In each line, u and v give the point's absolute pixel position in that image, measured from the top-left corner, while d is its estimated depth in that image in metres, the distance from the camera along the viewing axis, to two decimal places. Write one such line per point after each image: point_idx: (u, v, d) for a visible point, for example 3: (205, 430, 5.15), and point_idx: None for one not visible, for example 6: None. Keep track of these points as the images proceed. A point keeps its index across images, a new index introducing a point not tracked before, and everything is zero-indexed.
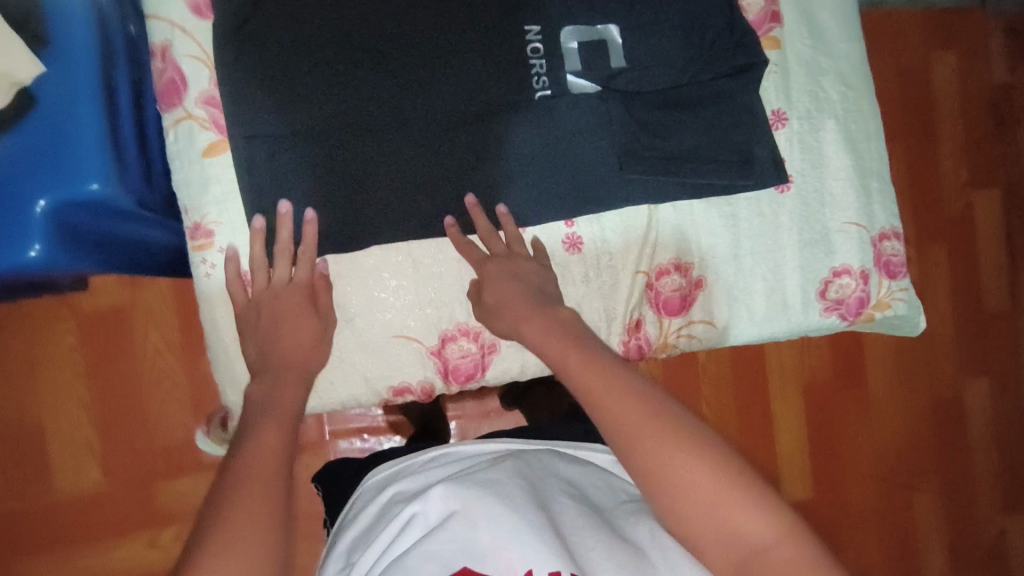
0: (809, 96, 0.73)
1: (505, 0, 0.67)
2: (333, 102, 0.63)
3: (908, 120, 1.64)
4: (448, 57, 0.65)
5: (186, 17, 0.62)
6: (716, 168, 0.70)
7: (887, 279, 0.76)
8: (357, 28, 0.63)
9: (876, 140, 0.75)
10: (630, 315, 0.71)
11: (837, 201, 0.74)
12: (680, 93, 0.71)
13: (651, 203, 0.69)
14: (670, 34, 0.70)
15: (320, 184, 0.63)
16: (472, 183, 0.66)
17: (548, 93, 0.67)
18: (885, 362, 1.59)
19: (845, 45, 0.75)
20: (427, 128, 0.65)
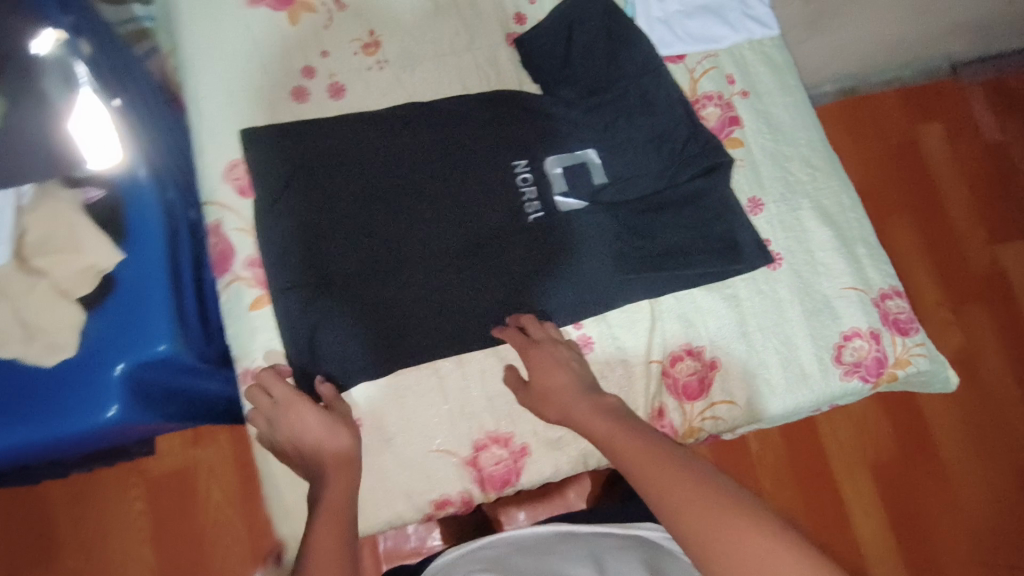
0: (780, 182, 0.82)
1: (496, 143, 0.78)
2: (358, 249, 0.73)
3: (908, 191, 1.73)
4: (452, 201, 0.76)
5: (234, 198, 0.74)
6: (704, 258, 0.77)
7: (900, 336, 0.77)
8: (373, 186, 0.75)
9: (852, 210, 0.82)
10: (652, 403, 0.75)
11: (830, 270, 0.79)
12: (660, 196, 0.79)
13: (647, 296, 0.76)
14: (643, 149, 0.80)
15: (353, 320, 0.72)
16: (485, 300, 0.74)
17: (542, 214, 0.76)
18: (953, 429, 1.52)
19: (804, 134, 0.84)
20: (441, 259, 0.74)
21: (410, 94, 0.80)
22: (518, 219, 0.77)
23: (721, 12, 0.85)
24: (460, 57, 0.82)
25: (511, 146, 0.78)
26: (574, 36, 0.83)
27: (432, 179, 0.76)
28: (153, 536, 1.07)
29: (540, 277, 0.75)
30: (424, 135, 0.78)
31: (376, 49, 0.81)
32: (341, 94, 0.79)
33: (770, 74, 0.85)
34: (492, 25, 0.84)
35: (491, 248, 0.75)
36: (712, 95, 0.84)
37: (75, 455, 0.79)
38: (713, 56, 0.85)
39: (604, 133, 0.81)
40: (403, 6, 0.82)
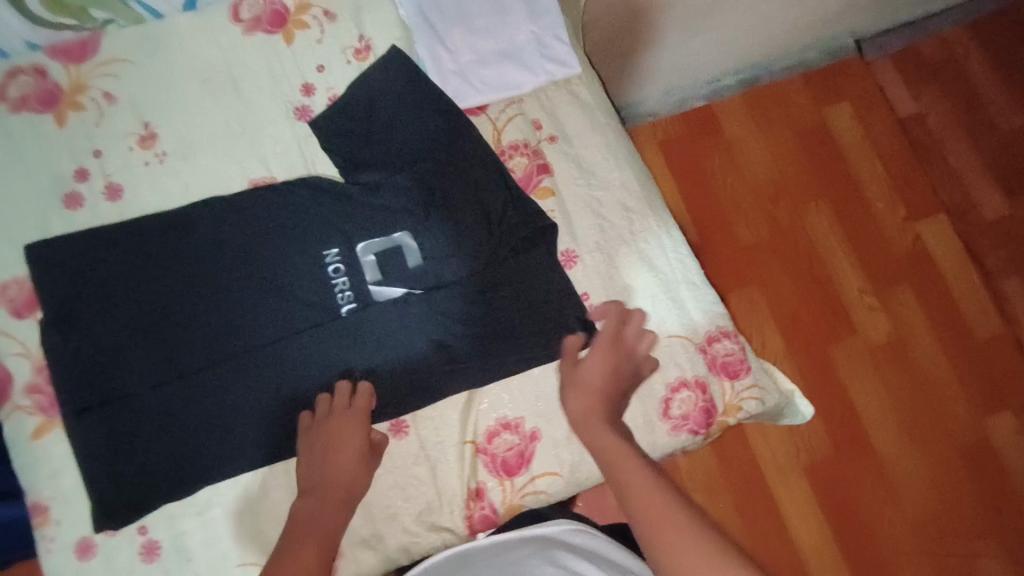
0: (595, 230, 0.78)
1: (303, 234, 0.75)
2: (155, 362, 0.70)
3: (823, 175, 1.61)
4: (258, 298, 0.73)
5: (6, 321, 0.71)
6: (523, 340, 0.74)
7: (729, 381, 0.74)
8: (170, 290, 0.72)
9: (675, 250, 0.78)
10: (469, 485, 0.71)
11: (652, 319, 0.75)
12: (483, 275, 0.76)
13: (467, 386, 0.72)
14: (454, 226, 0.76)
15: (154, 438, 0.68)
16: (298, 403, 0.70)
17: (355, 306, 0.74)
18: (891, 421, 1.44)
19: (618, 174, 0.80)
20: (244, 362, 0.70)
21: (193, 186, 0.76)
22: (332, 312, 0.73)
23: (518, 56, 0.81)
24: (246, 138, 0.78)
25: (319, 237, 0.75)
26: (369, 106, 0.79)
27: (229, 279, 0.73)
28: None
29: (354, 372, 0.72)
30: (217, 232, 0.74)
31: (153, 141, 0.77)
32: (117, 195, 0.75)
33: (579, 114, 0.81)
34: (276, 98, 0.79)
35: (295, 345, 0.72)
36: (518, 144, 0.80)
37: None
38: (516, 103, 0.82)
39: (412, 205, 0.76)
40: (181, 90, 0.78)
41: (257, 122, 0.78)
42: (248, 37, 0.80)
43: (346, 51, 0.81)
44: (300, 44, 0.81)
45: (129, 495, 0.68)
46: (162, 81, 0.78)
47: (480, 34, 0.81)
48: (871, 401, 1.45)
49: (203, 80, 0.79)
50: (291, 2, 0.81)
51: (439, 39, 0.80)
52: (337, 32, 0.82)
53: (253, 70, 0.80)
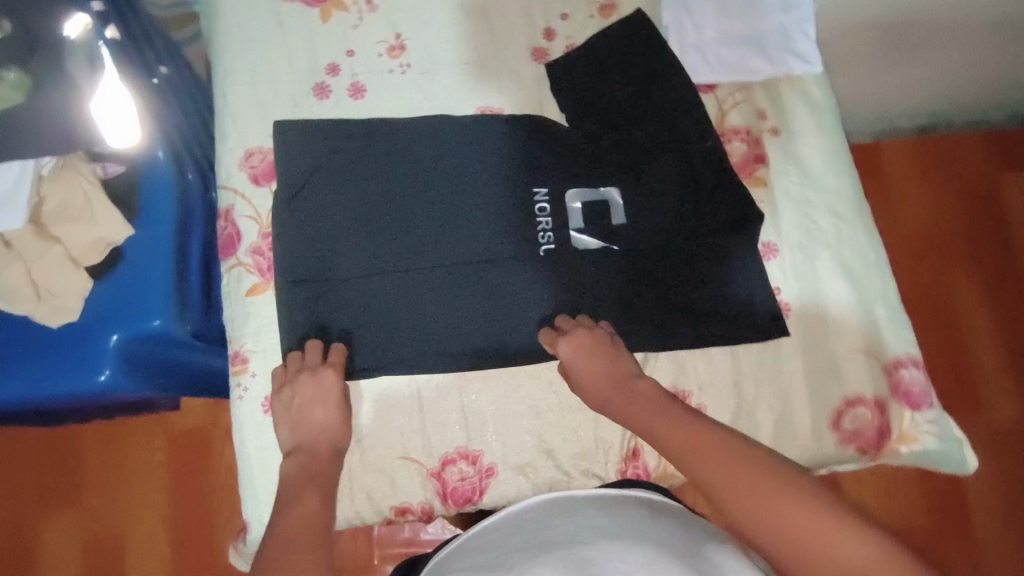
0: (799, 229, 0.77)
1: (519, 165, 0.77)
2: (367, 254, 0.74)
3: (983, 243, 1.57)
4: (467, 216, 0.75)
5: (246, 185, 0.76)
6: (706, 321, 0.73)
7: (909, 410, 0.72)
8: (391, 191, 0.75)
9: (877, 268, 0.76)
10: (627, 443, 0.73)
11: (842, 329, 0.74)
12: (680, 247, 0.75)
13: (649, 350, 0.73)
14: (665, 195, 0.76)
15: (353, 323, 0.72)
16: (486, 324, 0.73)
17: (554, 247, 0.75)
18: (998, 504, 1.40)
19: (833, 180, 0.79)
20: (446, 274, 0.74)
21: (428, 101, 0.81)
22: (532, 250, 0.75)
23: (760, 43, 0.81)
24: (484, 67, 0.81)
25: (532, 173, 0.76)
26: (606, 60, 0.80)
27: (445, 197, 0.76)
28: (171, 486, 1.11)
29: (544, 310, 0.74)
30: (443, 150, 0.77)
31: (400, 53, 0.82)
32: (360, 94, 0.80)
33: (807, 114, 0.81)
34: (518, 35, 0.82)
35: (496, 272, 0.74)
36: (739, 129, 0.80)
37: (68, 411, 0.82)
38: (746, 88, 0.82)
39: (629, 164, 0.77)
40: (434, 11, 0.83)
41: (497, 53, 0.82)
42: None
43: (592, 5, 0.84)
44: None
45: None
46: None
47: (729, 14, 0.81)
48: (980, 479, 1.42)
49: (455, 5, 0.83)
50: None
51: (686, 9, 0.81)
52: None
53: (503, 4, 0.83)
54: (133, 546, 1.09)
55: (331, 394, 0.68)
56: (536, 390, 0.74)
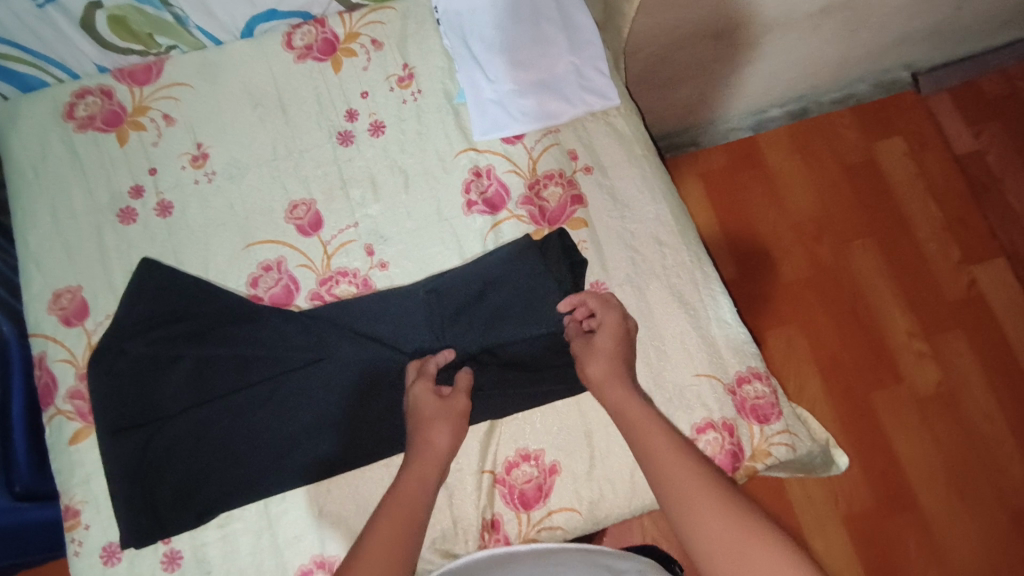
0: (627, 264, 0.77)
1: (339, 257, 0.78)
2: (189, 382, 0.73)
3: (873, 212, 1.55)
4: (287, 318, 0.73)
5: (58, 328, 0.74)
6: (542, 378, 0.72)
7: (757, 425, 0.71)
8: (206, 313, 0.74)
9: (706, 287, 0.76)
10: (484, 517, 0.70)
11: (679, 359, 0.74)
12: (506, 306, 0.74)
13: (489, 417, 0.72)
14: (485, 259, 0.75)
15: (185, 456, 0.71)
16: (324, 428, 0.72)
17: (380, 333, 0.74)
18: (936, 465, 1.36)
19: (652, 208, 0.79)
20: (275, 385, 0.72)
21: (238, 205, 0.79)
22: (358, 338, 0.73)
23: (557, 86, 0.81)
24: (288, 158, 0.81)
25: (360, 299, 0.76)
26: (412, 135, 0.82)
27: (269, 306, 0.74)
28: None
29: (377, 399, 0.72)
30: (261, 259, 0.78)
31: (204, 161, 0.81)
32: (168, 212, 0.79)
33: (617, 148, 0.81)
34: (319, 121, 0.82)
35: (321, 372, 0.73)
36: (553, 174, 0.80)
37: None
38: (553, 132, 0.82)
39: (448, 235, 0.78)
40: (231, 110, 0.82)
41: (301, 144, 0.81)
42: (299, 64, 0.84)
43: (390, 78, 0.84)
44: (347, 71, 0.84)
45: (154, 512, 0.69)
46: (219, 105, 0.82)
47: (520, 64, 0.81)
48: (917, 452, 1.38)
49: (254, 105, 0.83)
50: (341, 32, 0.85)
51: (479, 68, 0.81)
52: (382, 59, 0.84)
53: (301, 96, 0.83)
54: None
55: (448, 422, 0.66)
56: (383, 479, 0.71)
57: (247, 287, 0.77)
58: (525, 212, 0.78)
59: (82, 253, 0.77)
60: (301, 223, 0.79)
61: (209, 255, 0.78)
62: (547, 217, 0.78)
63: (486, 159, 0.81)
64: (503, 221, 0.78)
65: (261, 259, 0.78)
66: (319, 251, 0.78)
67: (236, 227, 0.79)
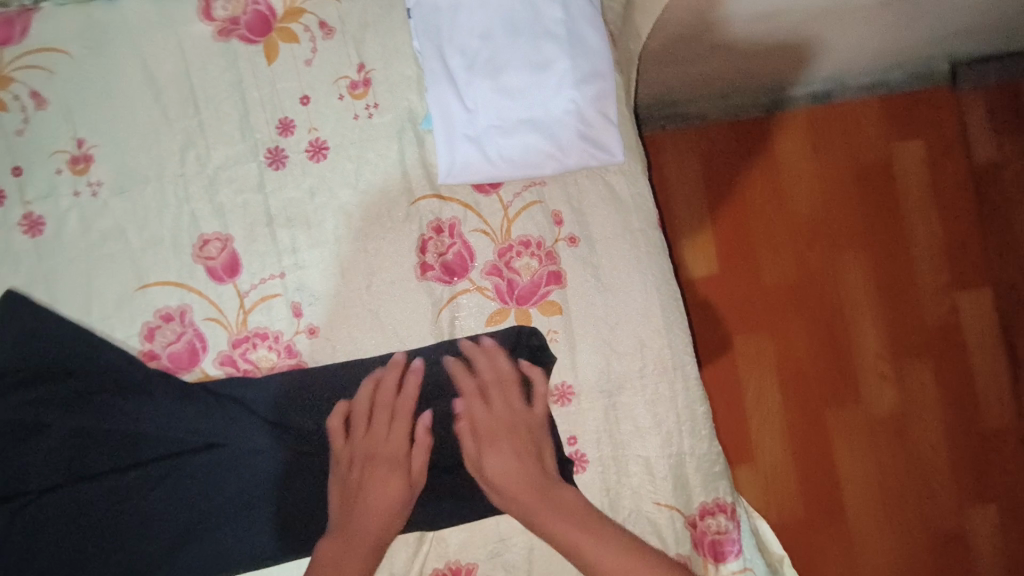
0: (601, 364, 0.65)
1: (259, 316, 0.63)
2: (60, 455, 0.61)
3: (868, 222, 1.27)
4: (189, 395, 0.62)
5: None
6: (483, 490, 0.63)
7: (713, 563, 0.65)
8: (86, 373, 0.61)
9: (688, 402, 0.66)
10: None
11: (643, 482, 0.65)
12: (451, 403, 0.63)
13: (420, 529, 0.63)
14: (435, 346, 0.64)
15: (49, 544, 0.60)
16: (222, 523, 0.62)
17: (300, 418, 0.63)
18: (875, 518, 1.21)
19: (642, 296, 0.66)
20: (169, 470, 0.62)
21: (129, 231, 0.63)
22: (274, 423, 0.63)
23: (549, 126, 0.64)
24: (199, 172, 0.64)
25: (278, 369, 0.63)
26: (360, 162, 0.65)
27: (163, 374, 0.62)
28: None
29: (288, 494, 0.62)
30: (159, 306, 0.63)
31: (86, 165, 0.62)
32: (38, 230, 0.62)
33: (612, 216, 0.66)
34: (244, 128, 0.64)
35: (225, 458, 0.63)
36: (530, 241, 0.65)
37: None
38: (537, 184, 0.66)
39: (394, 303, 0.64)
40: (126, 99, 0.63)
41: (218, 157, 0.64)
42: (219, 42, 0.65)
43: (340, 81, 0.65)
44: (283, 63, 0.65)
45: None
46: (109, 89, 0.63)
47: (507, 93, 0.64)
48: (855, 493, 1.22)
49: (157, 95, 0.64)
50: (280, 6, 0.65)
51: (455, 90, 0.64)
52: (332, 53, 0.65)
53: (222, 91, 0.65)
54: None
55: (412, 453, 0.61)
56: None
57: (143, 340, 0.62)
58: (491, 284, 0.65)
59: None
60: (212, 264, 0.63)
61: (92, 296, 0.62)
62: (515, 294, 0.65)
63: (450, 211, 0.65)
64: (462, 293, 0.65)
65: (159, 306, 0.63)
66: (234, 304, 0.63)
67: (125, 258, 0.62)
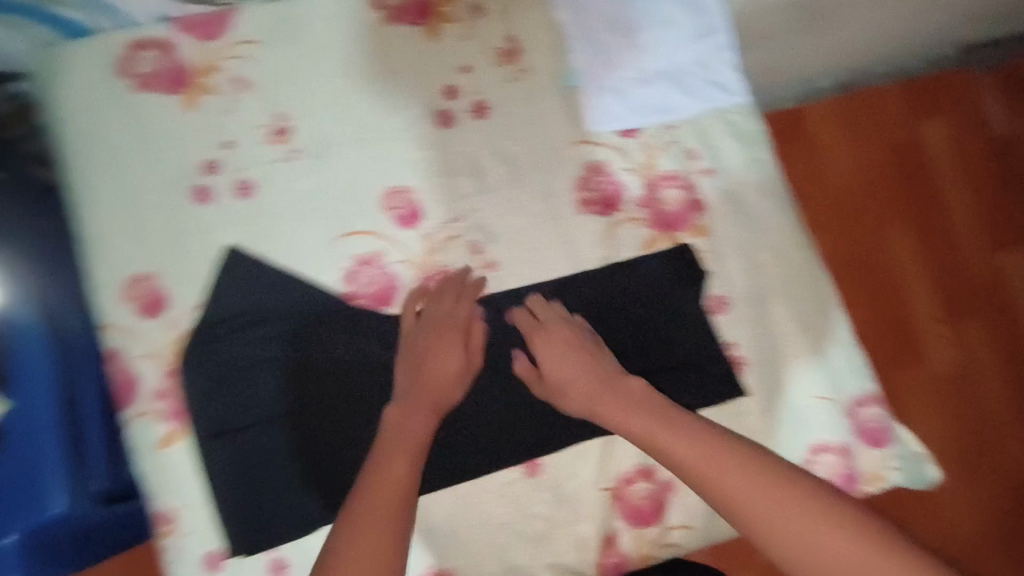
0: (747, 277, 0.73)
1: (446, 256, 0.72)
2: (284, 391, 0.69)
3: (902, 194, 1.31)
4: (393, 330, 0.71)
5: (136, 320, 0.68)
6: (657, 391, 0.70)
7: (872, 449, 0.72)
8: (306, 317, 0.70)
9: (827, 306, 0.74)
10: (603, 530, 0.70)
11: (798, 378, 0.72)
12: (621, 315, 0.71)
13: (604, 432, 0.70)
14: (599, 267, 0.72)
15: (281, 467, 0.68)
16: (430, 439, 0.69)
17: (493, 342, 0.70)
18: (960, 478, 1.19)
19: (776, 217, 0.75)
20: (377, 398, 0.69)
21: (328, 189, 0.71)
22: None
23: (681, 77, 0.74)
24: (381, 136, 0.72)
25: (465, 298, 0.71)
26: (520, 119, 0.74)
27: (372, 309, 0.71)
28: None
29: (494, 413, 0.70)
30: (357, 252, 0.71)
31: (286, 136, 0.71)
32: (250, 193, 0.71)
33: (740, 150, 0.75)
34: (418, 96, 0.73)
35: None
36: (672, 176, 0.75)
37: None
38: (672, 127, 0.75)
39: (560, 236, 0.73)
40: (314, 78, 0.72)
41: (397, 122, 0.73)
42: (392, 27, 0.74)
43: (496, 52, 0.75)
44: (446, 39, 0.74)
45: (254, 521, 0.67)
46: (298, 69, 0.72)
47: (644, 50, 0.73)
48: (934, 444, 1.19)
49: (339, 72, 0.73)
50: None
51: (598, 50, 0.73)
52: (487, 28, 0.75)
53: (397, 65, 0.73)
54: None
55: (571, 345, 0.65)
56: (496, 491, 0.70)
57: (343, 282, 0.71)
58: (642, 215, 0.74)
59: (155, 237, 0.69)
60: (399, 213, 0.72)
61: (300, 247, 0.71)
62: (664, 222, 0.74)
63: (600, 154, 0.74)
64: (618, 225, 0.74)
65: (357, 252, 0.71)
66: (420, 247, 0.71)
67: (325, 213, 0.71)
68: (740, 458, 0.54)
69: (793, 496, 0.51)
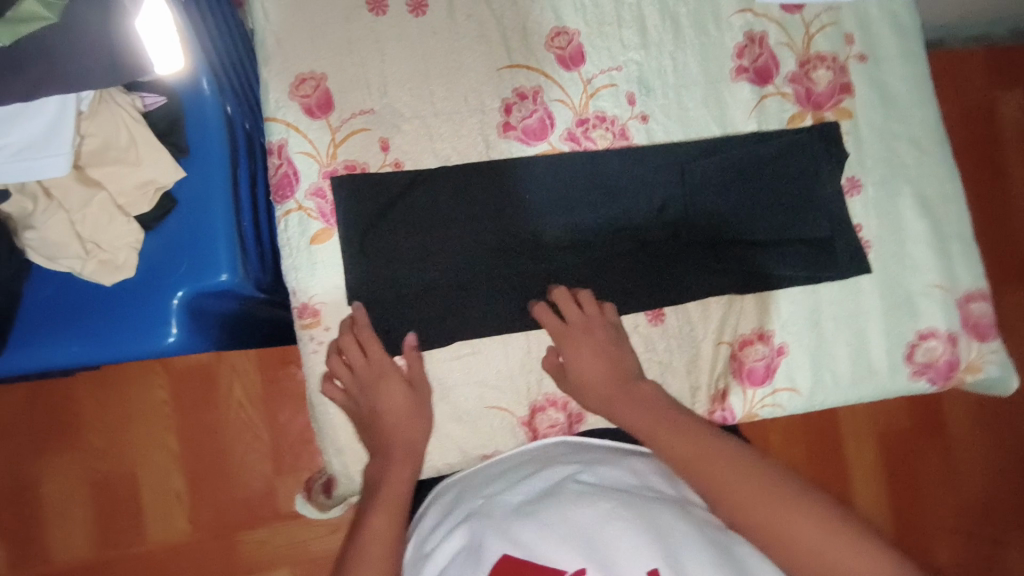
0: (884, 163, 0.76)
1: (601, 101, 0.74)
2: (440, 215, 0.71)
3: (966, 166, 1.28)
4: (554, 171, 0.72)
5: (301, 118, 0.68)
6: (783, 260, 0.73)
7: (976, 341, 0.75)
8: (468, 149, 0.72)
9: (954, 202, 0.76)
10: (716, 385, 0.74)
11: (919, 265, 0.75)
12: (758, 186, 0.74)
13: (730, 292, 0.73)
14: (744, 137, 0.75)
15: (424, 285, 0.70)
16: (566, 277, 0.72)
17: (640, 195, 0.74)
18: (968, 438, 1.22)
19: (918, 111, 0.77)
20: (525, 233, 0.72)
21: (497, 18, 0.72)
22: (614, 192, 0.73)
23: None
24: None
25: (617, 151, 0.73)
26: None
27: (528, 140, 0.72)
28: (174, 426, 1.09)
29: (628, 260, 0.73)
30: (518, 84, 0.72)
31: None
32: (422, 10, 0.71)
33: (894, 42, 0.77)
34: None
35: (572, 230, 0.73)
36: (825, 56, 0.76)
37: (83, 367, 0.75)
38: (833, 9, 0.77)
39: (712, 99, 0.75)
40: None
41: None
42: None
43: None
44: None
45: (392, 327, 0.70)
46: None
47: None
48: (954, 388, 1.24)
49: None
50: None
51: None
52: None
53: None
54: (141, 485, 1.08)
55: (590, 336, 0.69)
56: None
57: (502, 111, 0.72)
58: (793, 91, 0.76)
59: (325, 36, 0.69)
60: (562, 52, 0.73)
61: (461, 70, 0.72)
62: (812, 100, 0.76)
63: (761, 25, 0.76)
64: (769, 96, 0.76)
65: (517, 84, 0.72)
66: (580, 88, 0.73)
67: (491, 42, 0.72)
68: (700, 449, 0.60)
69: (746, 483, 0.56)
